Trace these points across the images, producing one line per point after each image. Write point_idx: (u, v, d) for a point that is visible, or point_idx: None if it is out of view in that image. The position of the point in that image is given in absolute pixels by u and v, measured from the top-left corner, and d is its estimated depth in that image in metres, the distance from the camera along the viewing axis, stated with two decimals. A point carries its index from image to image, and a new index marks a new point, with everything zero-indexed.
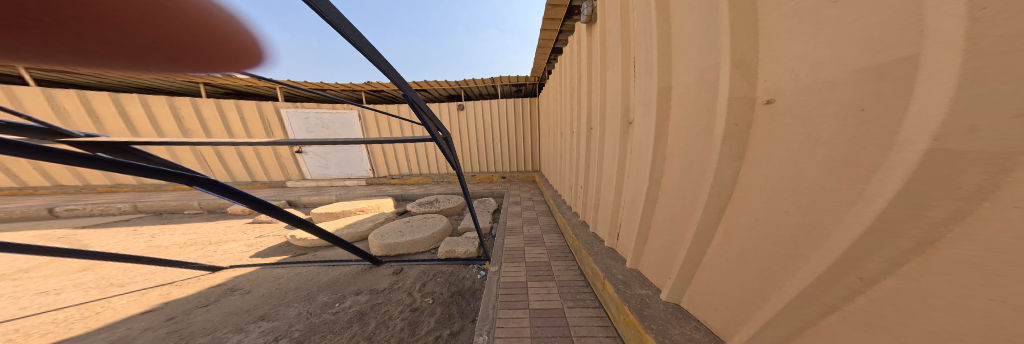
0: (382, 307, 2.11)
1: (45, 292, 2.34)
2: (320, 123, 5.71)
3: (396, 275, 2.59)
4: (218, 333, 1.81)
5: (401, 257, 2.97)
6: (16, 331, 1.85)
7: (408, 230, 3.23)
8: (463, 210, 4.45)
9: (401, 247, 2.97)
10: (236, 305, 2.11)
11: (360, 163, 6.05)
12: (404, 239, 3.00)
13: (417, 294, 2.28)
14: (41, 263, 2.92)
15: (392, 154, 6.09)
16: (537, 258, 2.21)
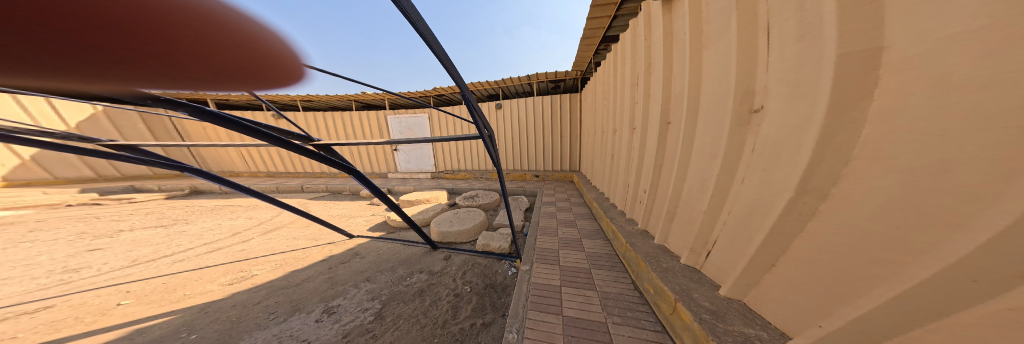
0: (432, 286, 2.41)
1: (255, 240, 3.59)
2: (406, 126, 6.71)
3: (445, 260, 2.88)
4: (347, 283, 2.44)
5: (444, 245, 3.28)
6: (276, 260, 2.94)
7: (450, 221, 3.54)
8: (498, 206, 4.58)
9: (445, 236, 3.29)
10: (360, 266, 2.76)
11: (427, 160, 7.12)
12: (447, 229, 3.31)
13: (458, 281, 2.48)
14: (251, 220, 4.49)
15: (450, 152, 6.86)
16: (575, 263, 2.06)
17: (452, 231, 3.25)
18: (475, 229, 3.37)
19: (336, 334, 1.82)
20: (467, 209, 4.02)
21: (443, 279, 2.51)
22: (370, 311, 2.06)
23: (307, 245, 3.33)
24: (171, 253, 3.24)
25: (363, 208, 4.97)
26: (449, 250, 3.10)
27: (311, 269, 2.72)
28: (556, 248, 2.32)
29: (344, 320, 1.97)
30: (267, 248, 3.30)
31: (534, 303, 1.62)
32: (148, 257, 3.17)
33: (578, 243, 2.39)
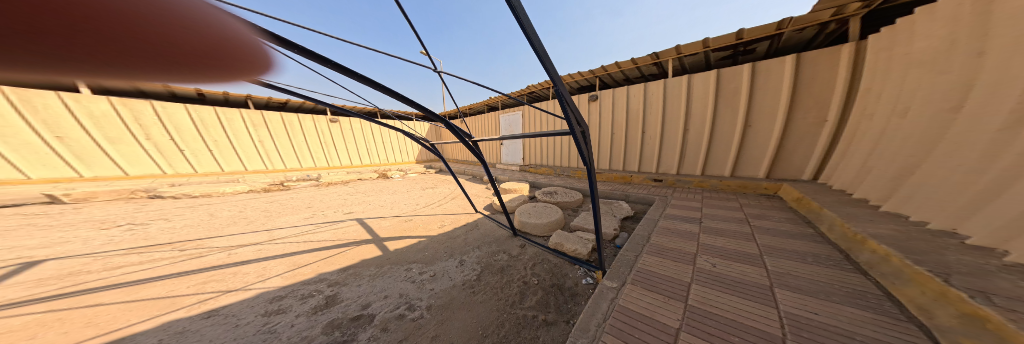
0: (514, 268, 2.65)
1: (407, 201, 5.13)
2: (507, 123, 7.51)
3: (520, 248, 3.08)
4: (474, 246, 3.04)
5: (518, 231, 3.51)
6: (428, 218, 3.96)
7: (527, 213, 3.74)
8: (578, 207, 4.27)
9: (522, 225, 3.50)
10: (485, 236, 3.32)
11: (518, 154, 7.69)
12: (524, 219, 3.50)
13: (526, 271, 2.55)
14: (400, 189, 6.41)
15: (539, 147, 7.03)
16: (719, 311, 1.27)
17: (528, 223, 3.41)
18: (551, 226, 3.36)
19: (461, 280, 2.40)
20: (544, 204, 4.09)
21: (524, 264, 2.69)
22: (473, 274, 2.51)
23: (441, 212, 4.29)
24: (356, 203, 5.05)
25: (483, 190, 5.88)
26: (524, 237, 3.35)
27: (459, 231, 3.54)
28: (684, 280, 1.60)
29: (462, 272, 2.51)
30: (448, 208, 4.49)
31: (623, 317, 1.27)
32: (361, 200, 5.19)
33: (766, 294, 1.40)
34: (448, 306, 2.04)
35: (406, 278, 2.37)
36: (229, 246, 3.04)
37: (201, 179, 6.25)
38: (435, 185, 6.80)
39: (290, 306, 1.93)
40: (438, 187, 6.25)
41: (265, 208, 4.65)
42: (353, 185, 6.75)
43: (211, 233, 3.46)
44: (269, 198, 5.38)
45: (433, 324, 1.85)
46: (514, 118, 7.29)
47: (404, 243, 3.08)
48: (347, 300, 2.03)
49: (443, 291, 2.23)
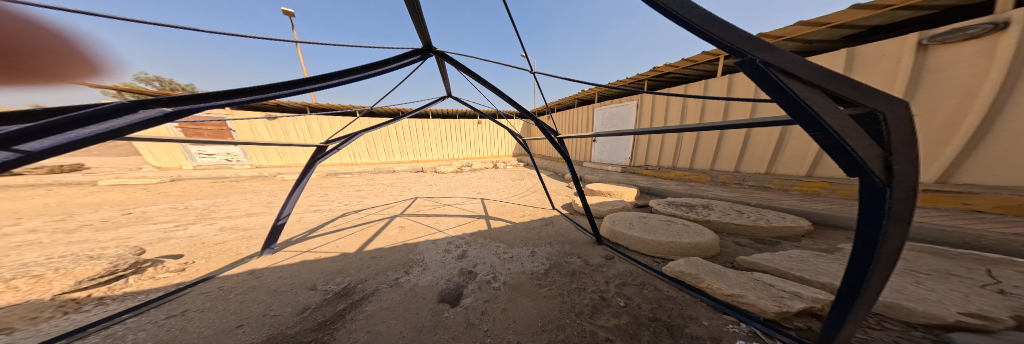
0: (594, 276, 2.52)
1: (491, 187, 6.01)
2: (608, 117, 6.87)
3: (606, 258, 2.81)
4: (558, 243, 3.10)
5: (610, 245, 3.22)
6: (509, 205, 4.50)
7: (624, 225, 3.33)
8: (758, 238, 2.92)
9: (617, 238, 3.15)
10: (563, 235, 3.35)
11: (622, 152, 6.68)
12: (621, 231, 3.14)
13: (611, 287, 2.27)
14: (489, 177, 7.55)
15: (656, 144, 5.76)
16: None
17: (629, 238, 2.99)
18: (661, 247, 2.78)
19: (533, 269, 2.54)
20: (645, 218, 3.52)
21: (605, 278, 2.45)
22: (543, 266, 2.63)
23: (523, 202, 4.70)
24: (454, 184, 6.52)
25: (563, 186, 5.87)
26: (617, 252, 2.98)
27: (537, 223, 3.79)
28: None
29: (532, 261, 2.68)
30: (529, 200, 4.82)
31: None
32: (458, 184, 6.64)
33: None
34: (517, 289, 2.24)
35: (492, 254, 2.80)
36: (425, 204, 4.64)
37: (379, 166, 9.16)
38: (516, 177, 7.40)
39: (443, 250, 2.77)
40: (518, 180, 6.78)
41: (428, 183, 6.78)
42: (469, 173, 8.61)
43: (377, 193, 5.71)
44: (426, 177, 7.77)
45: (503, 300, 2.09)
46: (623, 109, 6.37)
47: (499, 224, 3.62)
48: (466, 257, 2.67)
49: (515, 273, 2.46)
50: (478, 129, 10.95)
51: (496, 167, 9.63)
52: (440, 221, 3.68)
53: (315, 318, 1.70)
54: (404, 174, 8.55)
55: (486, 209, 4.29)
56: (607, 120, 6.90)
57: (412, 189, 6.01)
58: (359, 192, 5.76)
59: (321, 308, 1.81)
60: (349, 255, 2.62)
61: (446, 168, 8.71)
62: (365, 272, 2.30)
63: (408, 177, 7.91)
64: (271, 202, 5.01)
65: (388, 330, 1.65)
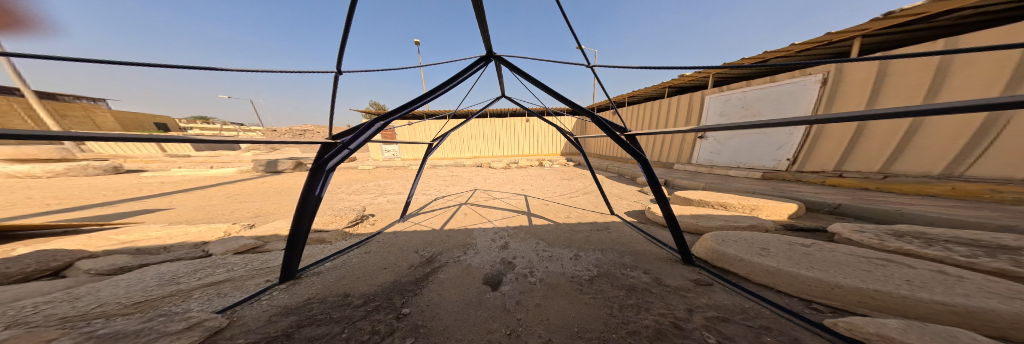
0: (671, 299, 2.00)
1: (548, 186, 6.13)
2: (741, 104, 6.06)
3: (691, 284, 2.21)
4: (611, 253, 2.79)
5: (707, 268, 2.43)
6: (564, 205, 4.47)
7: (749, 246, 2.38)
8: None
9: (724, 261, 2.33)
10: (625, 244, 2.96)
11: (772, 151, 5.69)
12: (735, 253, 2.27)
13: (684, 313, 1.82)
14: (548, 175, 7.61)
15: (840, 142, 4.66)
16: None
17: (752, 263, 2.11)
18: (823, 286, 1.78)
19: (575, 273, 2.44)
20: (782, 242, 2.43)
21: (680, 305, 1.92)
22: (588, 272, 2.44)
23: (582, 205, 4.51)
24: (512, 179, 7.10)
25: (631, 192, 5.15)
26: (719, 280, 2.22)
27: (583, 226, 3.57)
28: None
29: (573, 265, 2.58)
30: (576, 201, 4.73)
31: None
32: (514, 179, 7.17)
33: None
34: (553, 288, 2.22)
35: (531, 249, 2.93)
36: (480, 195, 5.29)
37: (449, 160, 10.99)
38: (577, 178, 7.09)
39: (490, 239, 3.18)
40: (579, 182, 6.51)
41: (485, 177, 7.61)
42: (516, 169, 9.11)
43: (447, 180, 7.10)
44: (484, 171, 8.70)
45: (537, 297, 2.10)
46: (772, 92, 5.51)
47: (541, 222, 3.73)
48: (508, 248, 2.96)
49: (553, 273, 2.45)
50: (527, 128, 12.00)
51: (555, 167, 9.48)
52: (490, 213, 4.20)
53: (410, 275, 2.43)
54: (468, 168, 9.60)
55: (529, 206, 4.53)
56: (737, 108, 6.15)
57: (473, 182, 6.83)
58: (443, 179, 7.10)
59: (414, 268, 2.55)
60: (436, 231, 3.44)
61: (499, 165, 9.61)
62: (442, 247, 3.00)
63: (469, 169, 9.07)
64: (377, 178, 7.17)
65: (446, 298, 2.08)
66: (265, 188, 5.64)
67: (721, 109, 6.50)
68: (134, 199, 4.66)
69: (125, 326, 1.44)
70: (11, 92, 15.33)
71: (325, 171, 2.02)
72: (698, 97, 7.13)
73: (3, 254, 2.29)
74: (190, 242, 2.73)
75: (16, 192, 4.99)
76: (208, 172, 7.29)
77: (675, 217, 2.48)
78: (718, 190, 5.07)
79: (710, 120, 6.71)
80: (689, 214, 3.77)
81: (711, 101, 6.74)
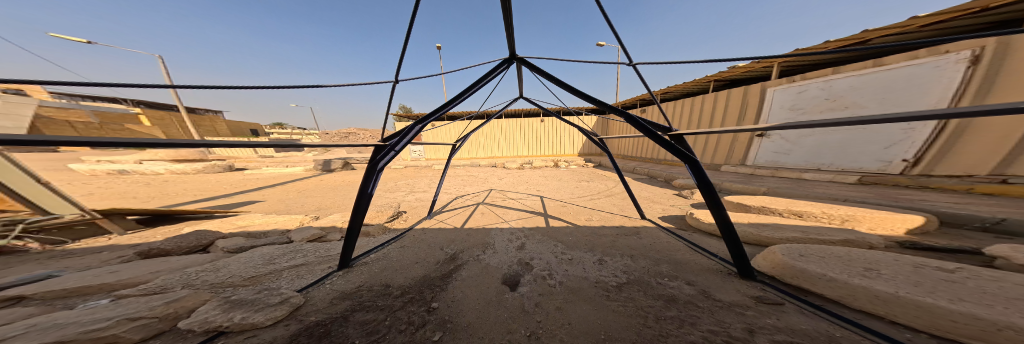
0: (724, 315, 1.61)
1: (568, 188, 5.85)
2: (821, 95, 4.95)
3: (757, 298, 1.73)
4: (644, 259, 2.50)
5: (775, 285, 1.91)
6: (588, 209, 4.20)
7: (846, 266, 1.82)
8: None
9: (802, 279, 1.78)
10: (661, 251, 2.64)
11: (868, 151, 4.49)
12: (820, 270, 1.72)
13: (745, 329, 1.46)
14: (568, 177, 7.31)
15: (995, 140, 3.38)
16: None
17: (848, 284, 1.55)
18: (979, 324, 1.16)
19: (599, 278, 2.26)
20: (903, 265, 1.79)
21: (736, 323, 1.51)
22: (615, 279, 2.23)
23: (608, 209, 4.16)
24: (530, 180, 7.02)
25: (666, 195, 4.60)
26: (794, 300, 1.68)
27: (608, 230, 3.28)
28: None
29: (597, 270, 2.39)
30: (599, 204, 4.42)
31: None
32: (532, 179, 7.10)
33: None
34: (574, 292, 2.09)
35: (549, 251, 2.83)
36: (497, 196, 5.36)
37: (467, 160, 11.59)
38: (601, 180, 6.63)
39: (509, 239, 3.20)
40: (603, 184, 6.08)
41: (499, 177, 7.70)
42: (530, 170, 9.09)
43: (468, 180, 7.36)
44: (501, 172, 8.85)
45: (558, 300, 2.00)
46: (873, 78, 4.34)
47: (560, 224, 3.58)
48: (525, 249, 2.92)
49: (575, 277, 2.32)
50: (542, 127, 11.99)
51: (575, 169, 9.09)
52: (505, 213, 4.22)
53: (437, 271, 2.57)
54: (483, 168, 9.95)
55: (545, 207, 4.39)
56: (816, 101, 5.02)
57: (485, 182, 6.92)
58: (463, 179, 7.49)
59: (439, 264, 2.69)
60: (457, 229, 3.61)
61: (512, 165, 9.73)
62: (462, 245, 3.12)
63: (485, 170, 9.38)
64: (405, 178, 7.88)
65: (469, 296, 2.13)
66: (320, 185, 6.71)
67: (792, 102, 5.39)
68: (233, 192, 6.01)
69: (246, 295, 1.91)
70: (163, 107, 20.55)
71: (376, 172, 2.28)
72: (760, 88, 6.02)
73: (175, 232, 3.23)
74: (279, 230, 3.41)
75: (171, 184, 6.93)
76: (281, 170, 8.98)
77: (732, 224, 2.05)
78: (785, 196, 4.16)
79: (777, 115, 5.61)
80: (745, 223, 3.15)
81: (779, 93, 5.63)
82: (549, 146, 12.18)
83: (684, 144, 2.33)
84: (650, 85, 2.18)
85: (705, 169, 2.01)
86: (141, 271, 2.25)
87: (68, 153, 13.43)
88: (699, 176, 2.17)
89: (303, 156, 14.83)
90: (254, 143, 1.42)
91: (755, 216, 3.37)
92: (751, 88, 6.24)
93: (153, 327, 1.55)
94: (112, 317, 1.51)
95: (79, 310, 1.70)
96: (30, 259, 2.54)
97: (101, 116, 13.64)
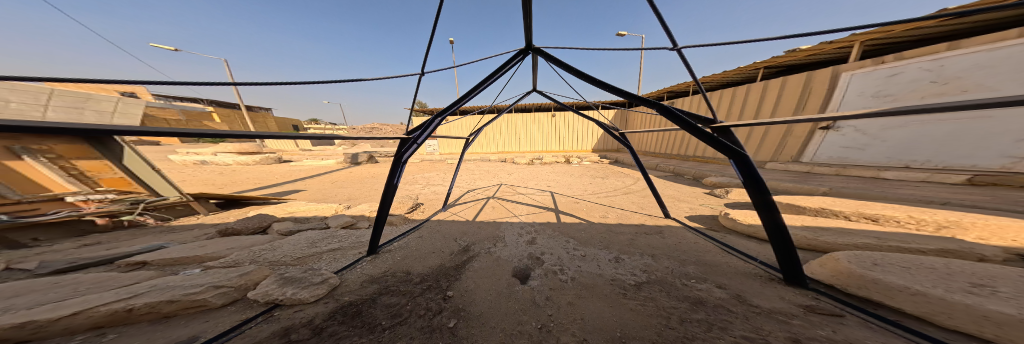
0: (762, 322, 1.40)
1: (583, 184, 5.62)
2: (923, 77, 3.99)
3: (809, 307, 1.47)
4: (666, 260, 2.29)
5: (836, 296, 1.61)
6: (605, 205, 3.99)
7: (942, 280, 1.46)
8: None
9: (874, 291, 1.47)
10: (688, 250, 2.41)
11: (993, 145, 3.48)
12: (903, 282, 1.40)
13: (790, 338, 1.25)
14: (582, 173, 7.03)
15: None
16: None
17: (943, 299, 1.23)
18: None
19: (615, 276, 2.15)
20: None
21: (778, 331, 1.31)
22: (634, 278, 2.09)
23: (628, 206, 3.89)
24: (544, 176, 6.90)
25: (694, 194, 4.16)
26: (860, 313, 1.39)
27: (626, 227, 3.09)
28: None
29: (614, 268, 2.27)
30: (615, 201, 4.19)
31: None
32: (545, 175, 6.98)
33: None
34: (588, 288, 2.01)
35: (561, 247, 2.75)
36: (509, 191, 5.39)
37: (480, 155, 11.81)
38: (619, 177, 6.27)
39: (521, 233, 3.19)
40: (621, 181, 5.74)
41: (510, 172, 7.71)
42: (540, 166, 8.96)
43: (481, 175, 7.51)
44: (514, 167, 8.86)
45: (570, 296, 1.94)
46: (1011, 53, 3.37)
47: (573, 220, 3.47)
48: (536, 244, 2.88)
49: (587, 274, 2.24)
50: (557, 122, 11.73)
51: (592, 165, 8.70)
52: (516, 207, 4.23)
53: (452, 261, 2.67)
54: (494, 163, 10.07)
55: (557, 203, 4.30)
56: (915, 84, 4.05)
57: (496, 177, 7.01)
58: (476, 173, 7.68)
59: (454, 255, 2.80)
60: (471, 222, 3.72)
61: (522, 160, 9.67)
62: (475, 238, 3.20)
63: (498, 165, 9.49)
64: (424, 172, 8.33)
65: (481, 287, 2.17)
66: (349, 177, 7.43)
67: (877, 87, 4.46)
68: (281, 182, 6.95)
69: (295, 273, 2.20)
70: (230, 107, 24.17)
71: (401, 165, 2.43)
72: (831, 73, 5.11)
73: (242, 215, 3.89)
74: (319, 216, 3.87)
75: (236, 173, 8.24)
76: (317, 163, 10.10)
77: (784, 227, 1.77)
78: (850, 197, 3.47)
79: (852, 103, 4.71)
80: (793, 226, 2.71)
81: (859, 78, 4.71)
82: (565, 142, 11.89)
83: (729, 136, 2.06)
84: (695, 72, 1.95)
85: (757, 166, 1.73)
86: (220, 247, 2.74)
87: (163, 146, 16.56)
88: (746, 172, 1.87)
89: (334, 150, 16.43)
90: (298, 136, 1.63)
91: (809, 219, 2.86)
92: (816, 73, 5.31)
93: (230, 295, 1.89)
94: (203, 283, 1.88)
95: (182, 275, 2.14)
96: (147, 232, 3.28)
97: (187, 115, 16.52)
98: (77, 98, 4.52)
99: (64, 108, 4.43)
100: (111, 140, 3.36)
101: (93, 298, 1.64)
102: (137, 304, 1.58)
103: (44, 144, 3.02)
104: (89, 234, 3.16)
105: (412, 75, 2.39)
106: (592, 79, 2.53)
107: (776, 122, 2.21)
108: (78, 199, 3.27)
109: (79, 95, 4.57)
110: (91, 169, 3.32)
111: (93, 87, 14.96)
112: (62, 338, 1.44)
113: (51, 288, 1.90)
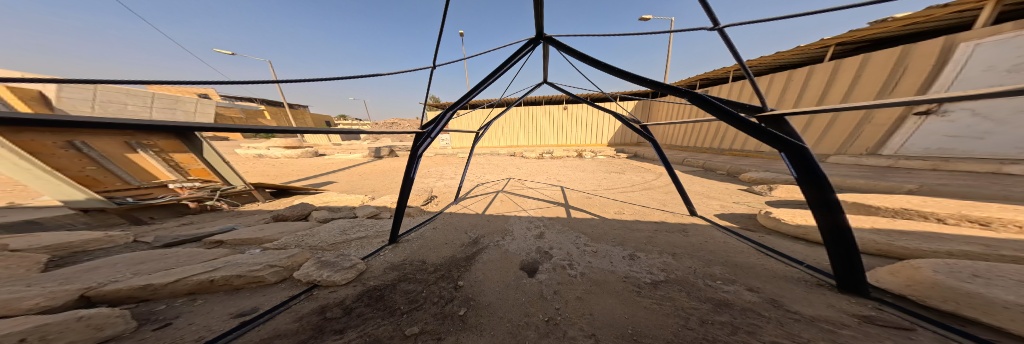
0: (799, 329, 1.20)
1: (597, 179, 5.38)
2: None
3: (869, 318, 1.22)
4: (689, 259, 2.08)
5: (908, 308, 1.32)
6: (622, 201, 3.78)
7: None
8: None
9: (965, 306, 1.17)
10: (715, 250, 2.17)
11: None
12: (1017, 297, 1.07)
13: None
14: (596, 168, 6.73)
15: None
16: None
17: None
18: None
19: (628, 274, 2.02)
20: None
21: (820, 339, 1.11)
22: (651, 276, 1.94)
23: (646, 202, 3.64)
24: (557, 170, 6.76)
25: (728, 191, 3.72)
26: (941, 329, 1.11)
27: (644, 225, 2.88)
28: None
29: (628, 265, 2.13)
30: (632, 197, 3.93)
31: None
32: (556, 169, 6.85)
33: None
34: (599, 285, 1.92)
35: (570, 242, 2.68)
36: (520, 185, 5.41)
37: (491, 149, 12.00)
38: (638, 172, 5.89)
39: (530, 228, 3.17)
40: (641, 176, 5.37)
41: (519, 166, 7.73)
42: (550, 160, 8.85)
43: (495, 169, 7.61)
44: (519, 161, 8.90)
45: (579, 291, 1.88)
46: None
47: (583, 215, 3.36)
48: (545, 238, 2.84)
49: (598, 270, 2.14)
50: (571, 115, 11.44)
51: (610, 160, 8.26)
52: (525, 202, 4.22)
53: (462, 252, 2.77)
54: (503, 157, 10.18)
55: (568, 198, 4.18)
56: None
57: (506, 170, 7.08)
58: (488, 168, 7.82)
59: (464, 247, 2.89)
60: (482, 215, 3.82)
61: (532, 154, 9.63)
62: (485, 231, 3.28)
63: (507, 159, 9.58)
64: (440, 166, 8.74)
65: (489, 279, 2.21)
66: (374, 170, 8.14)
67: (1017, 58, 3.44)
68: (318, 174, 7.88)
69: (330, 258, 2.48)
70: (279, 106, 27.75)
71: (416, 158, 2.59)
72: (942, 44, 4.11)
73: (289, 203, 4.53)
74: (349, 206, 4.33)
75: (284, 166, 9.48)
76: (346, 156, 11.18)
77: (850, 231, 1.45)
78: (939, 196, 2.83)
79: (970, 81, 3.76)
80: (856, 228, 2.28)
81: (988, 48, 3.70)
82: (579, 136, 11.58)
83: (782, 125, 1.70)
84: (736, 53, 1.69)
85: (815, 159, 1.40)
86: (273, 231, 3.23)
87: (230, 141, 19.57)
88: (800, 169, 1.52)
89: (360, 144, 18.00)
90: (322, 130, 1.83)
91: (878, 221, 2.39)
92: (918, 46, 4.32)
93: (281, 273, 2.20)
94: (261, 262, 2.22)
95: (248, 254, 2.57)
96: (223, 215, 4.01)
97: (247, 113, 19.37)
98: (170, 100, 5.54)
99: (163, 110, 5.40)
100: (195, 137, 4.19)
101: (188, 269, 2.05)
102: (215, 277, 1.95)
103: (151, 140, 3.88)
104: (186, 215, 4.03)
105: (426, 69, 2.45)
106: (611, 67, 2.39)
107: (843, 106, 1.84)
108: (177, 186, 4.26)
109: (171, 98, 5.55)
110: (182, 160, 4.33)
111: (178, 91, 18.04)
112: (167, 299, 1.83)
113: (161, 258, 2.42)
